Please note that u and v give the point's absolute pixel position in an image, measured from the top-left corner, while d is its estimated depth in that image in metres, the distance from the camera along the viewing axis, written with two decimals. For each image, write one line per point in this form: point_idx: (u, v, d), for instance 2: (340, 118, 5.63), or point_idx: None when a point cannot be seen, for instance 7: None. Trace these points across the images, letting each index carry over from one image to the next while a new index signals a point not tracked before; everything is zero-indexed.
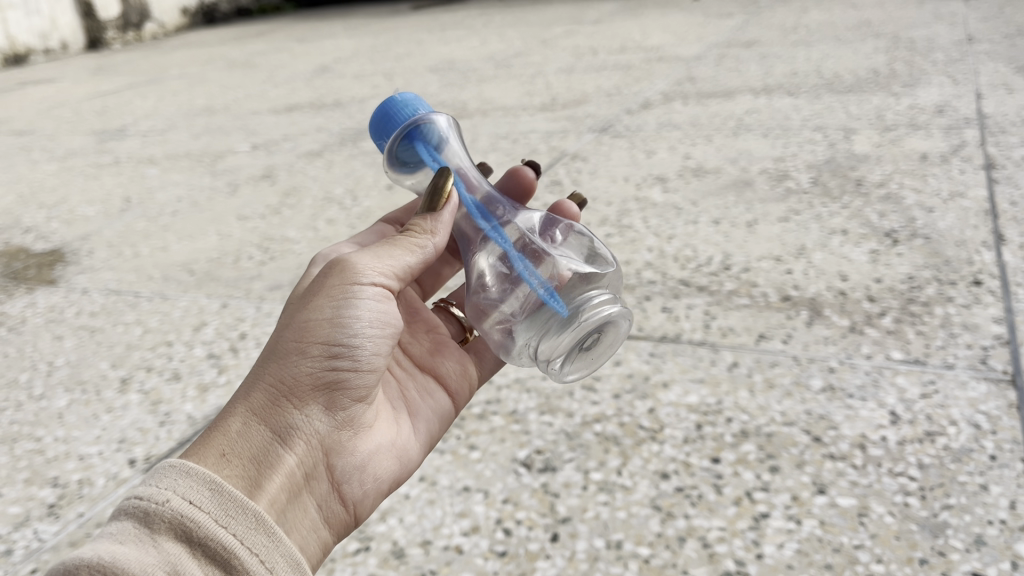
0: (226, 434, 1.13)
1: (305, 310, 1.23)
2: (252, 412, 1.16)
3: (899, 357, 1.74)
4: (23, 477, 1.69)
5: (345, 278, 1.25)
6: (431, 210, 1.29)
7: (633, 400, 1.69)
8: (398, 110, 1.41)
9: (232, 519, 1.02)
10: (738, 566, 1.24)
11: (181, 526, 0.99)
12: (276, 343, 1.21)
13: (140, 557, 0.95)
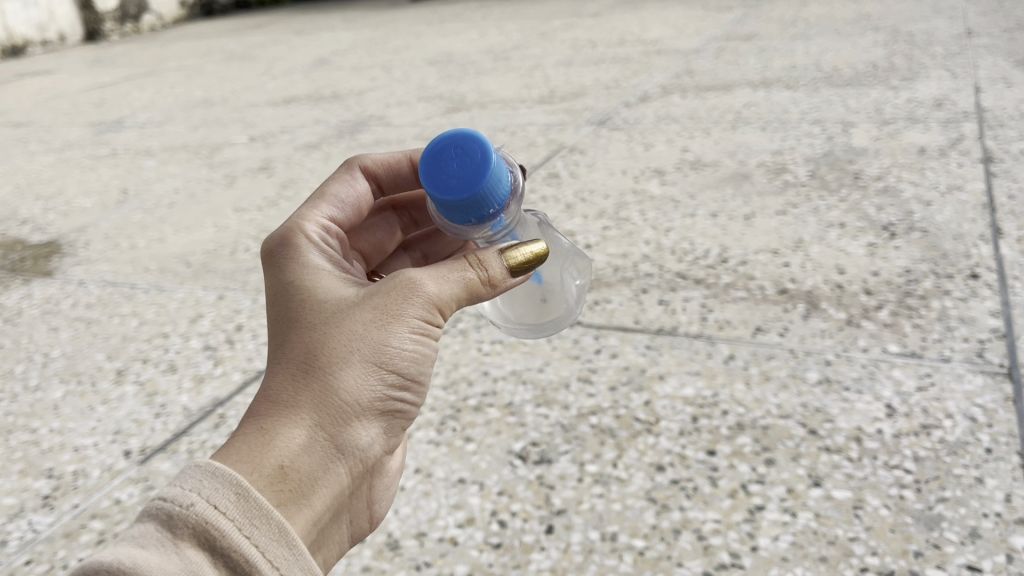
0: (286, 448, 0.99)
1: (384, 318, 1.08)
2: (314, 425, 1.03)
3: (896, 350, 1.74)
4: (18, 468, 1.68)
5: (427, 298, 1.10)
6: (509, 271, 1.15)
7: (630, 392, 1.69)
8: (484, 200, 1.11)
9: (270, 547, 0.91)
10: (733, 558, 1.24)
11: (207, 532, 0.87)
12: (345, 343, 1.06)
13: (158, 564, 0.83)
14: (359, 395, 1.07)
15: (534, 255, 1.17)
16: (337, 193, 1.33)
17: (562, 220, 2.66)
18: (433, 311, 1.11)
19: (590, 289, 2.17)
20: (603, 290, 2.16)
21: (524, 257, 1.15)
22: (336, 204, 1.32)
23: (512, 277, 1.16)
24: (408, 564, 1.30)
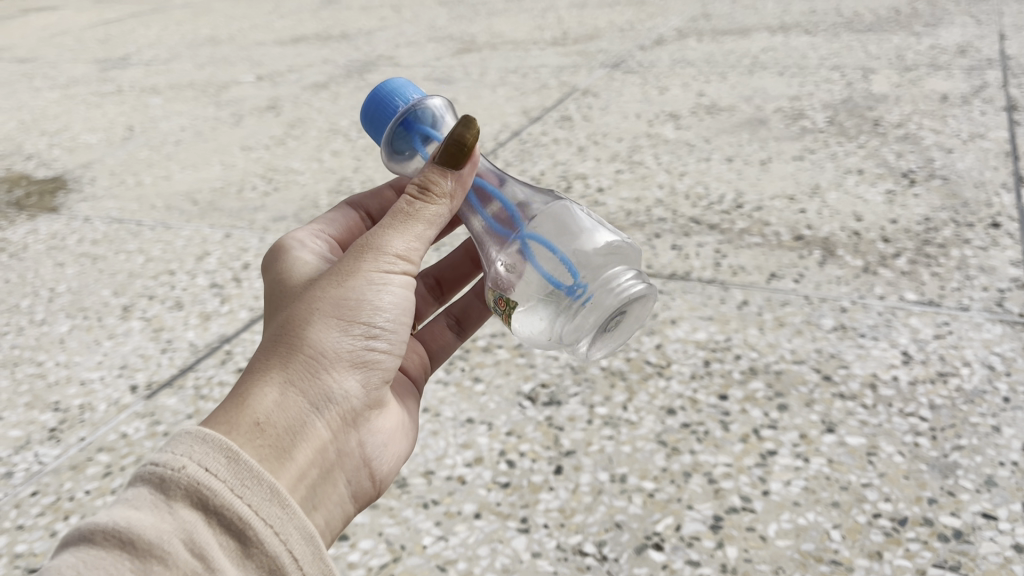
0: (260, 404, 0.97)
1: (343, 276, 1.07)
2: (288, 382, 1.01)
3: (913, 298, 1.71)
4: (24, 401, 1.67)
5: (384, 245, 1.09)
6: (448, 163, 1.10)
7: (641, 336, 1.67)
8: (389, 95, 1.23)
9: (257, 500, 0.87)
10: (744, 502, 1.22)
11: (199, 491, 0.85)
12: (309, 307, 1.06)
13: (155, 527, 0.81)
14: (331, 349, 1.05)
15: (467, 140, 1.10)
16: (327, 217, 1.37)
17: (573, 163, 2.61)
18: (396, 258, 1.09)
19: None
20: None
21: (463, 138, 1.09)
22: (329, 225, 1.36)
23: (453, 172, 1.11)
24: (415, 502, 1.29)
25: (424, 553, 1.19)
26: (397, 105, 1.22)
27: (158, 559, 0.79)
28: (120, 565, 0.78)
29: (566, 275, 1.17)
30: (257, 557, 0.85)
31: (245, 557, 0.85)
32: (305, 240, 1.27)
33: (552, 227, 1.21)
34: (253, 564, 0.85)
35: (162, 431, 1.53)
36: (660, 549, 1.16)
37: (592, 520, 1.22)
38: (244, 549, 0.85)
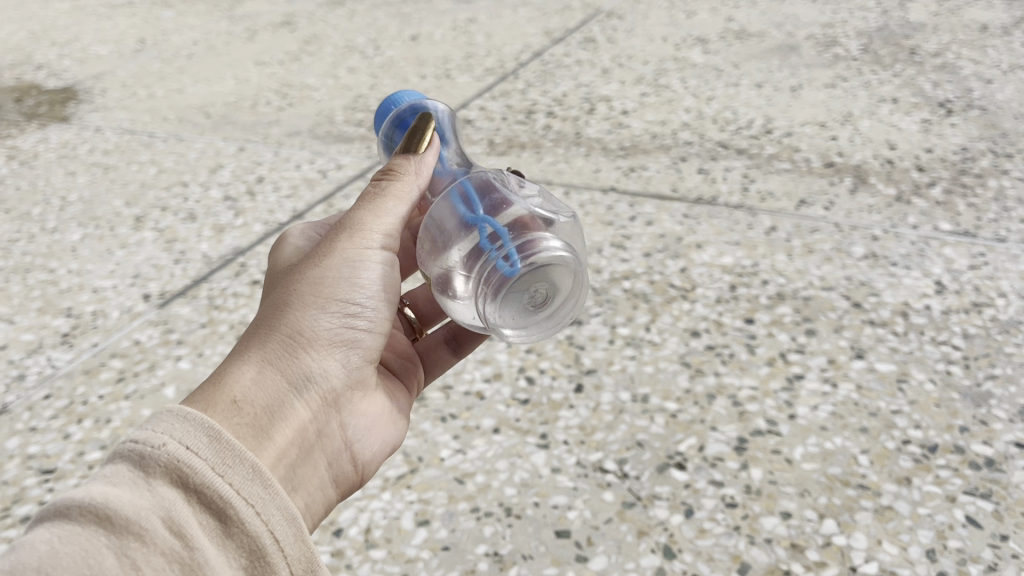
0: (235, 384, 0.85)
1: (319, 255, 0.96)
2: (265, 362, 0.89)
3: (948, 229, 1.65)
4: (36, 307, 1.65)
5: (359, 224, 0.97)
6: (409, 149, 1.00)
7: (665, 259, 1.62)
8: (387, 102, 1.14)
9: (240, 476, 0.74)
10: (769, 425, 1.20)
11: (180, 467, 0.71)
12: (287, 287, 0.94)
13: (135, 504, 0.68)
14: (310, 329, 0.93)
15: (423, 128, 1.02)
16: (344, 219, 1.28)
17: (597, 85, 2.53)
18: (372, 237, 0.98)
19: (625, 156, 2.08)
20: (640, 157, 2.06)
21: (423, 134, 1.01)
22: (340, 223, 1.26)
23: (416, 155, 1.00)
24: (433, 415, 1.27)
25: (442, 465, 1.17)
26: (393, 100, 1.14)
27: (138, 540, 0.66)
28: (94, 543, 0.65)
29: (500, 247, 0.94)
30: (239, 538, 0.71)
31: (225, 538, 0.71)
32: (299, 236, 1.16)
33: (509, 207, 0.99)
34: (234, 545, 0.71)
35: (176, 340, 1.51)
36: (683, 469, 1.14)
37: (614, 438, 1.20)
38: (225, 531, 0.71)
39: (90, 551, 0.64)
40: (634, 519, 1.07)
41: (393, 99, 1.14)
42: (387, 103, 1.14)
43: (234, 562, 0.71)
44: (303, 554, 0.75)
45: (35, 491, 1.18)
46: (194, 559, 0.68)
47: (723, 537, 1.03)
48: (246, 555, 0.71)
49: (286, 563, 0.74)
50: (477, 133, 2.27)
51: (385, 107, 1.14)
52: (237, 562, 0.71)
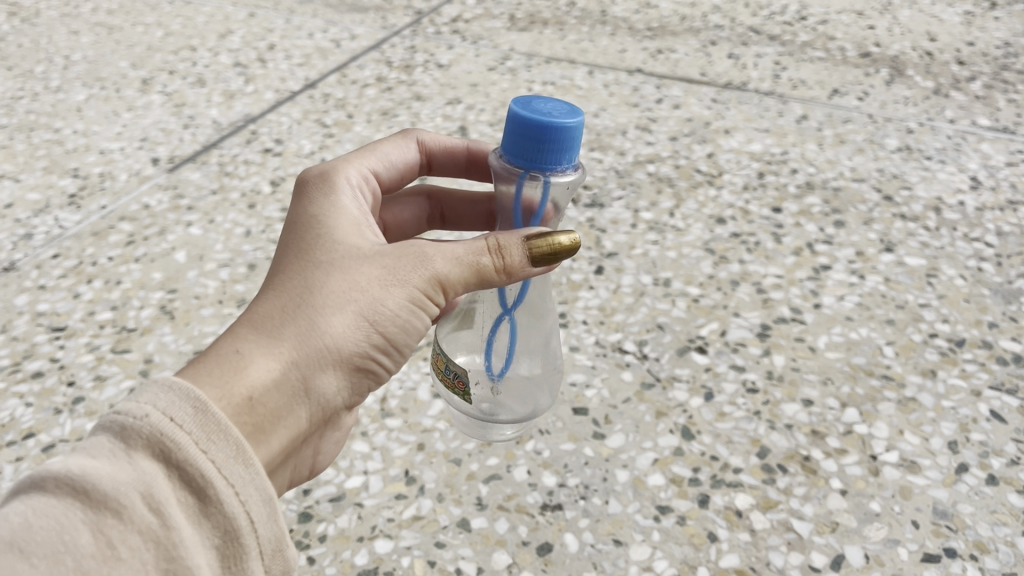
0: (252, 372, 0.68)
1: (389, 268, 0.75)
2: (293, 360, 0.71)
3: (986, 125, 1.59)
4: (42, 166, 1.60)
5: (436, 263, 0.76)
6: (534, 256, 0.75)
7: (692, 144, 1.57)
8: (557, 140, 0.71)
9: (225, 457, 0.60)
10: (794, 314, 1.17)
11: (163, 440, 0.58)
12: (329, 274, 0.74)
13: (115, 476, 0.55)
14: (345, 348, 0.74)
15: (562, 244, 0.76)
16: (393, 148, 0.97)
17: None
18: (437, 290, 0.77)
19: (653, 37, 1.99)
20: (667, 39, 1.97)
21: (556, 245, 0.75)
22: (384, 159, 0.95)
23: (531, 266, 0.76)
24: None
25: None
26: (554, 165, 0.72)
27: (115, 514, 0.54)
28: (69, 518, 0.53)
29: (495, 365, 0.84)
30: (215, 519, 0.59)
31: (200, 518, 0.58)
32: (347, 187, 0.85)
33: (533, 327, 0.85)
34: (210, 527, 0.59)
35: (186, 206, 1.47)
36: (704, 353, 1.12)
37: (634, 320, 1.18)
38: (202, 511, 0.58)
39: (65, 525, 0.52)
40: (653, 400, 1.05)
41: (549, 164, 0.72)
42: (545, 158, 0.72)
43: (207, 543, 0.59)
44: (273, 537, 0.63)
45: (45, 348, 1.17)
46: (170, 540, 0.56)
47: (742, 421, 1.02)
48: (219, 537, 0.59)
49: (258, 544, 0.62)
50: (497, 9, 2.17)
51: (535, 164, 0.72)
52: (210, 544, 0.59)
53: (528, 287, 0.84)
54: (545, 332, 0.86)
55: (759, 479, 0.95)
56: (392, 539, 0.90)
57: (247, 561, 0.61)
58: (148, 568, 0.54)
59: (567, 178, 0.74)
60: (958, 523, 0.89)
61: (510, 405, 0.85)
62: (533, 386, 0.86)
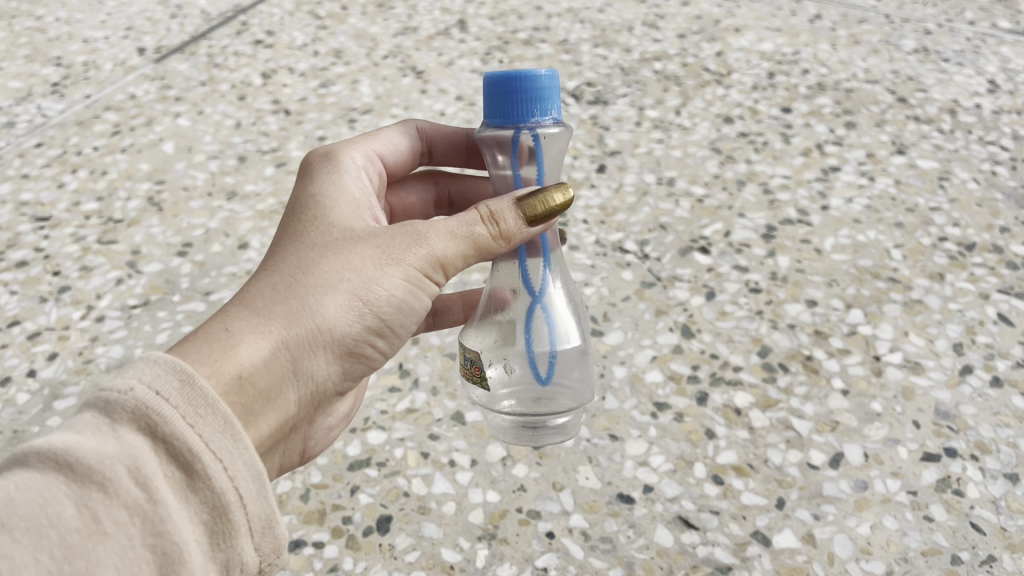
0: (237, 351, 0.55)
1: (386, 247, 0.62)
2: (283, 341, 0.58)
3: (1007, 27, 1.53)
4: (24, 54, 1.54)
5: (432, 242, 0.62)
6: (529, 215, 0.64)
7: (700, 42, 1.50)
8: (522, 94, 0.63)
9: (213, 430, 0.48)
10: (800, 215, 1.14)
11: (147, 411, 0.47)
12: (320, 254, 0.61)
13: (94, 447, 0.44)
14: (339, 334, 0.61)
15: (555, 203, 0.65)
16: (392, 133, 0.80)
17: None
18: (434, 268, 0.63)
19: None
20: None
21: (550, 202, 0.64)
22: (387, 143, 0.79)
23: (528, 227, 0.65)
24: None
25: None
26: (529, 117, 0.64)
27: (99, 485, 0.43)
28: (52, 491, 0.42)
29: (544, 367, 0.68)
30: (206, 493, 0.47)
31: (188, 493, 0.47)
32: (352, 169, 0.71)
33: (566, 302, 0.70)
34: (199, 503, 0.47)
35: (174, 97, 1.41)
36: (707, 253, 1.09)
37: (635, 220, 1.14)
38: (191, 486, 0.47)
39: (46, 499, 0.42)
40: (653, 299, 1.03)
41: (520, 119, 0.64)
42: (516, 112, 0.64)
43: (198, 520, 0.47)
44: (266, 516, 0.51)
45: (30, 238, 1.13)
46: (157, 513, 0.45)
47: (744, 321, 0.99)
48: (209, 514, 0.48)
49: (251, 527, 0.49)
50: None
51: (507, 121, 0.64)
52: (201, 520, 0.47)
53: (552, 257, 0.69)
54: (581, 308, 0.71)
55: (759, 378, 0.93)
56: (385, 431, 0.89)
57: (238, 542, 0.49)
58: (135, 545, 0.44)
59: (550, 130, 0.65)
60: (960, 423, 0.87)
61: (570, 401, 0.69)
62: (575, 370, 0.69)
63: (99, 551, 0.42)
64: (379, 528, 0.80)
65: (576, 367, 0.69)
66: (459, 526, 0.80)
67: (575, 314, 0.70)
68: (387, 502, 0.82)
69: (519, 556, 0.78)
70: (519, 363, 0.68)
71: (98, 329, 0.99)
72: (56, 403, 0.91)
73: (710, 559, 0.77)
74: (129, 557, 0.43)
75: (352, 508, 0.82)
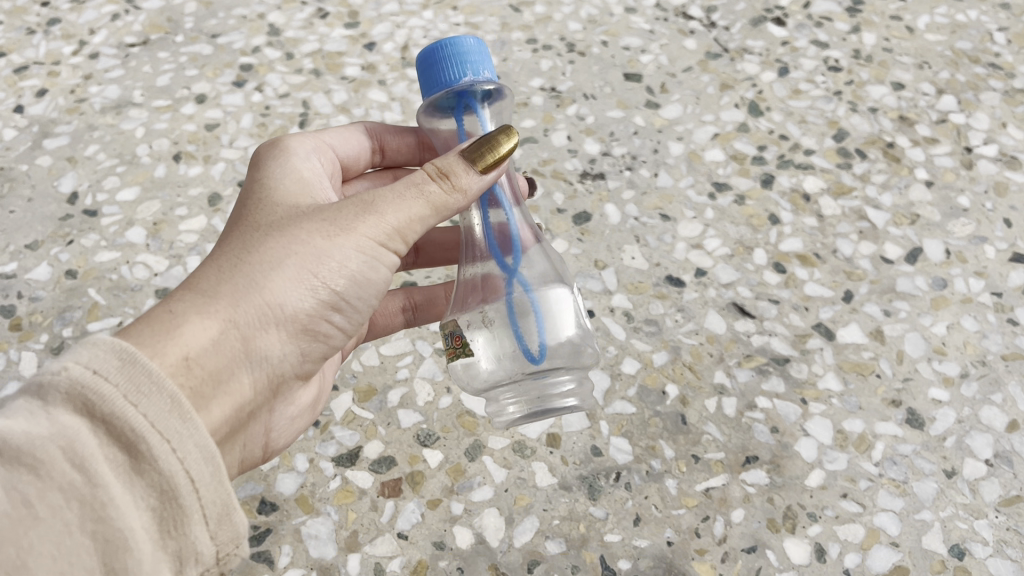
0: (177, 330, 0.41)
1: (346, 219, 0.47)
2: (236, 319, 0.43)
3: None
4: None
5: (385, 208, 0.47)
6: (479, 164, 0.48)
7: None
8: (444, 57, 0.51)
9: (161, 408, 0.37)
10: None
11: (82, 388, 0.36)
12: (265, 232, 0.47)
13: (18, 431, 0.34)
14: (294, 319, 0.46)
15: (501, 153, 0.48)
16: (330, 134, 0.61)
17: None
18: (392, 238, 0.48)
19: None
20: None
21: (497, 152, 0.48)
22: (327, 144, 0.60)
23: (480, 176, 0.48)
24: None
25: None
26: (459, 79, 0.51)
27: (27, 468, 0.34)
28: None
29: (533, 322, 0.51)
30: (154, 477, 0.36)
31: (132, 478, 0.36)
32: (298, 154, 0.55)
33: (542, 262, 0.54)
34: (146, 488, 0.36)
35: None
36: (782, 25, 0.95)
37: None
38: (138, 470, 0.36)
39: None
40: (718, 72, 0.90)
41: (450, 79, 0.51)
42: (443, 77, 0.51)
43: (147, 508, 0.36)
44: (224, 502, 0.39)
45: None
46: (97, 499, 0.34)
47: (820, 101, 0.88)
48: (158, 499, 0.36)
49: (202, 520, 0.38)
50: None
51: (434, 91, 0.51)
52: (151, 508, 0.36)
53: (515, 219, 0.55)
54: (561, 271, 0.55)
55: (833, 164, 0.82)
56: None
57: (192, 531, 0.37)
58: (72, 534, 0.34)
59: (484, 84, 0.51)
60: None
61: (571, 358, 0.52)
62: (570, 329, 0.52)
63: (29, 543, 0.33)
64: None
65: (569, 331, 0.52)
66: None
67: (554, 266, 0.54)
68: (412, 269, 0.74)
69: None
70: (501, 327, 0.51)
71: (92, 67, 0.89)
72: (45, 142, 0.82)
73: (766, 350, 0.70)
74: (64, 549, 0.34)
75: None
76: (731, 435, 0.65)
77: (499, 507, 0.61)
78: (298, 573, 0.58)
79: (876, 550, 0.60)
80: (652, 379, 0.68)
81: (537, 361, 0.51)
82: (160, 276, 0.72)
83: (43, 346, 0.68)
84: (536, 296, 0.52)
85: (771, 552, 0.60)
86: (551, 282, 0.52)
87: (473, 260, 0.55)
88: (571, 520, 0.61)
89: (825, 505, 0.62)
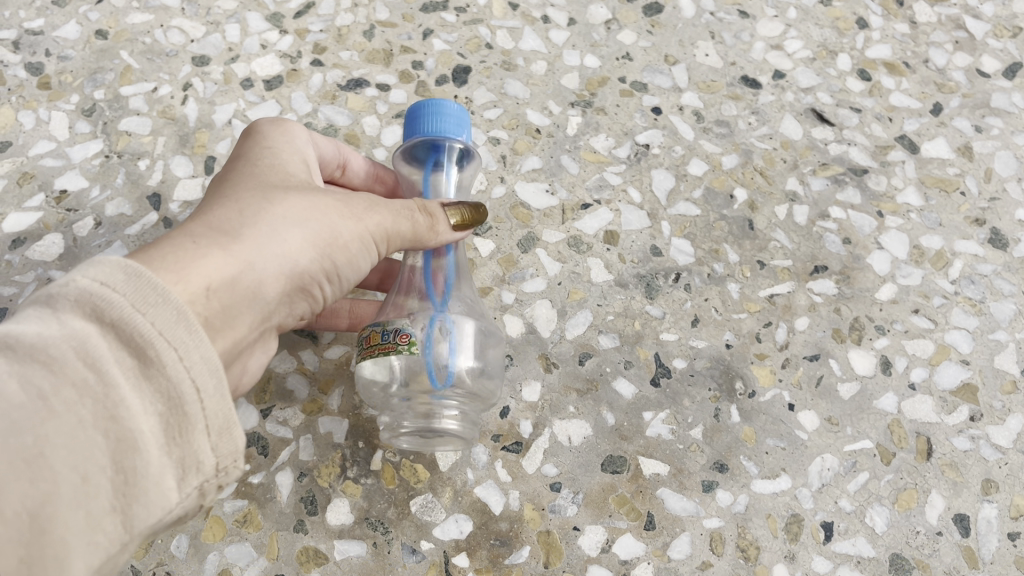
0: (198, 258, 0.37)
1: (354, 206, 0.44)
2: (251, 264, 0.39)
3: None
4: None
5: (388, 210, 0.45)
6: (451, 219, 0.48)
7: None
8: (429, 111, 0.50)
9: (170, 316, 0.33)
10: None
11: (85, 292, 0.32)
12: (278, 190, 0.43)
13: (27, 332, 0.31)
14: (295, 276, 0.42)
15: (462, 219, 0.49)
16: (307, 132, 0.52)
17: None
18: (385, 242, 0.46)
19: None
20: None
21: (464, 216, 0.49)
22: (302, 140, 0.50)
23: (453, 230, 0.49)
24: None
25: None
26: (441, 134, 0.50)
27: (40, 365, 0.30)
28: None
29: (444, 347, 0.48)
30: (162, 383, 0.32)
31: (140, 382, 0.32)
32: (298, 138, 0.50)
33: (468, 309, 0.51)
34: (155, 394, 0.32)
35: None
36: None
37: None
38: (146, 375, 0.32)
39: None
40: None
41: (428, 131, 0.50)
42: (421, 130, 0.50)
43: (155, 414, 0.32)
44: (226, 414, 0.35)
45: None
46: (108, 398, 0.31)
47: None
48: (165, 405, 0.33)
49: (206, 440, 0.34)
50: None
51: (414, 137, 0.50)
52: (159, 414, 0.33)
53: (453, 265, 0.53)
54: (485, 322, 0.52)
55: None
56: None
57: (196, 438, 0.33)
58: (86, 429, 0.31)
59: (459, 141, 0.50)
60: None
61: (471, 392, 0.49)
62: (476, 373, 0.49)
63: (44, 434, 0.30)
64: (454, 80, 0.66)
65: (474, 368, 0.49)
66: (550, 89, 0.66)
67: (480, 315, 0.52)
68: (465, 52, 0.67)
69: (618, 128, 0.65)
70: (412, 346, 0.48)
71: None
72: None
73: (843, 159, 0.65)
74: (78, 444, 0.30)
75: (424, 53, 0.67)
76: (801, 244, 0.61)
77: (552, 300, 0.58)
78: (341, 350, 0.56)
79: (946, 366, 0.57)
80: (719, 182, 0.63)
81: (438, 383, 0.48)
82: (196, 42, 0.67)
83: (73, 107, 0.64)
84: (453, 327, 0.49)
85: (834, 362, 0.57)
86: (470, 319, 0.50)
87: (403, 289, 0.52)
88: (627, 316, 0.58)
89: (895, 318, 0.59)
